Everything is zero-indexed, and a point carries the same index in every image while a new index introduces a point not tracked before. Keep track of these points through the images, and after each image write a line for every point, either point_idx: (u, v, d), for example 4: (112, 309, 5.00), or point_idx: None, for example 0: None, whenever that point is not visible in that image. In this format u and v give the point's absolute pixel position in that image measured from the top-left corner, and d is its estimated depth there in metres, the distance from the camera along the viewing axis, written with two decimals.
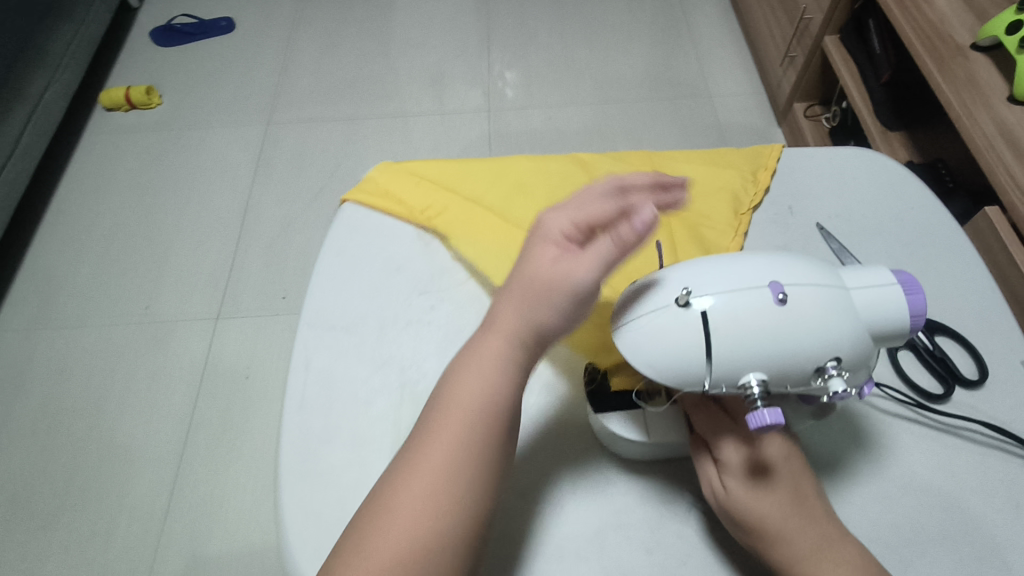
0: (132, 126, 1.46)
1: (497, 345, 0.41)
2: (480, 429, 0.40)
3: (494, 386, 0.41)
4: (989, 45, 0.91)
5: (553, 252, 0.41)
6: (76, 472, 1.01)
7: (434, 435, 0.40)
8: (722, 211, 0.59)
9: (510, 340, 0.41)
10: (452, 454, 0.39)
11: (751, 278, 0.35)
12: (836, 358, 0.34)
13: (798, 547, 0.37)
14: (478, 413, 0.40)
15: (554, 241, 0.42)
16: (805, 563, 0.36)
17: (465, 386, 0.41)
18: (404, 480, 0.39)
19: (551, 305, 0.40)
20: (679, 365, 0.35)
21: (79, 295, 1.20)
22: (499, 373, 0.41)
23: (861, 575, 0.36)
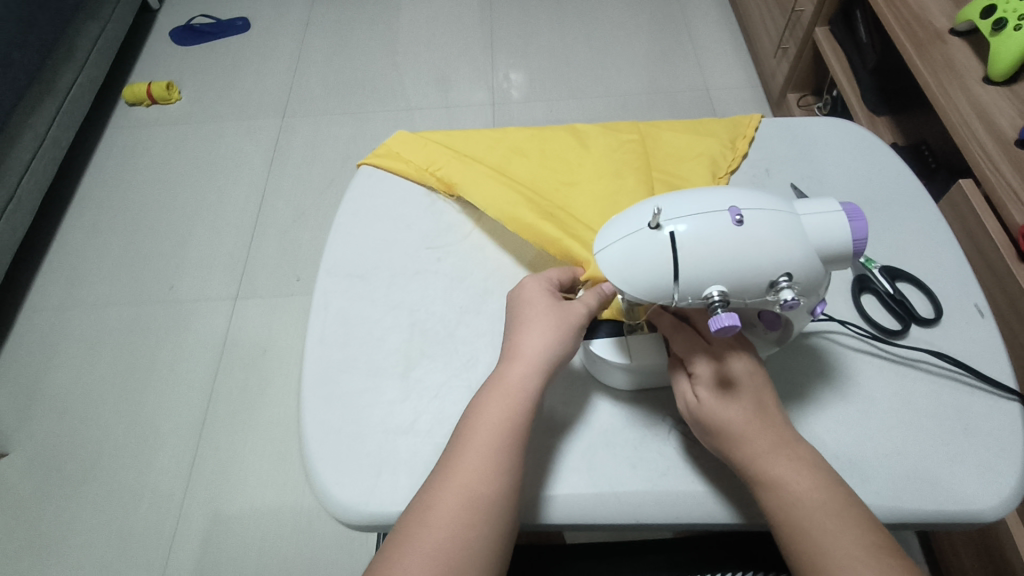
0: (153, 120, 1.53)
1: (523, 367, 0.46)
2: (512, 440, 0.44)
3: (524, 394, 0.45)
4: (966, 29, 0.96)
5: (545, 294, 0.50)
6: (104, 440, 1.07)
7: (479, 416, 0.45)
8: (701, 172, 0.65)
9: (528, 362, 0.46)
10: (496, 437, 0.43)
11: (714, 204, 0.40)
12: (787, 274, 0.40)
13: (758, 446, 0.42)
14: (506, 426, 0.44)
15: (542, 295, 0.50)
16: (763, 458, 0.42)
17: (506, 380, 0.46)
18: (457, 454, 0.44)
19: (565, 332, 0.47)
20: (652, 280, 0.41)
21: (105, 277, 1.27)
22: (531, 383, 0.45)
23: (812, 470, 0.42)
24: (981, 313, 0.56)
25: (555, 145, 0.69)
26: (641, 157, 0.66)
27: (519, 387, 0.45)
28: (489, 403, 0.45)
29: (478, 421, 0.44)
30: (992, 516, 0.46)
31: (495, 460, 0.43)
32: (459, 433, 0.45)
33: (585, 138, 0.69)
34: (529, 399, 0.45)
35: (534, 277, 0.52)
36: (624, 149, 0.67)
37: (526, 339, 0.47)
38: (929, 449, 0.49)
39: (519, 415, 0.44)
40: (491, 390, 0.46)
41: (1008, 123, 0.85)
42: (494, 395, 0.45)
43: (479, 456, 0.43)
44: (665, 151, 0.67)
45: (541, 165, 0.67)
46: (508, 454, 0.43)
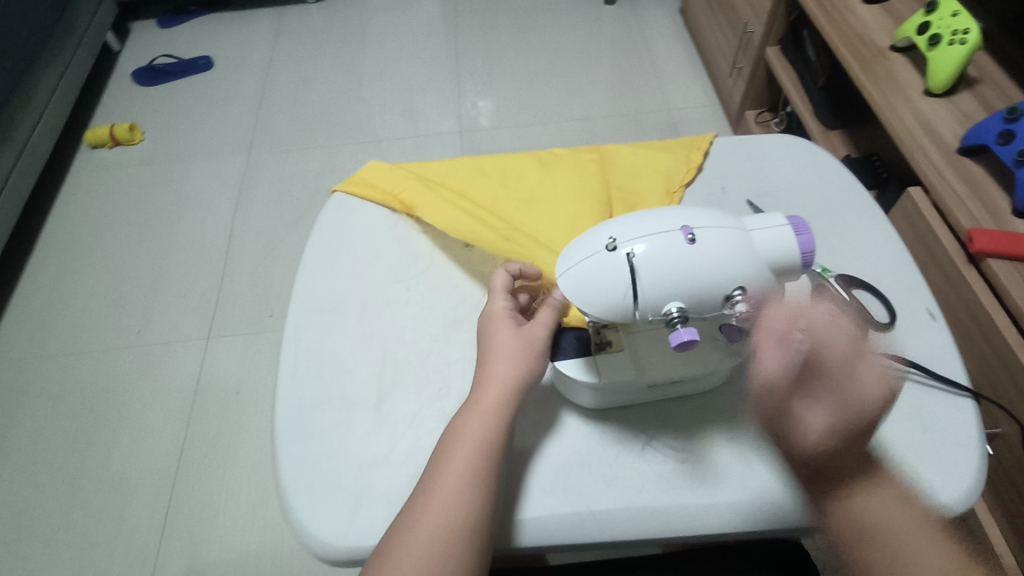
0: (117, 161, 1.52)
1: (494, 395, 0.46)
2: (489, 460, 0.44)
3: (497, 420, 0.45)
4: (905, 46, 1.01)
5: (509, 318, 0.50)
6: (74, 493, 1.04)
7: (457, 436, 0.45)
8: (657, 190, 0.67)
9: (499, 389, 0.47)
10: (473, 457, 0.44)
11: (666, 224, 0.42)
12: (740, 289, 0.41)
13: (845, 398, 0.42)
14: (484, 448, 0.44)
15: (506, 319, 0.50)
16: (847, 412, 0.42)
17: (482, 403, 0.46)
18: (436, 472, 0.44)
19: (528, 358, 0.48)
20: (611, 301, 0.41)
21: (72, 324, 1.24)
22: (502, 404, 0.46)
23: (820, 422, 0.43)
24: (933, 315, 0.58)
25: (518, 170, 0.71)
26: (600, 179, 0.69)
27: (493, 410, 0.46)
28: (464, 427, 0.45)
29: (454, 445, 0.45)
30: (954, 510, 0.48)
31: (473, 478, 0.43)
32: (433, 459, 0.45)
33: (547, 163, 0.72)
34: (504, 421, 0.46)
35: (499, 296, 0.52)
36: (584, 173, 0.70)
37: (494, 366, 0.48)
38: (890, 449, 0.50)
39: (495, 437, 0.45)
40: (466, 414, 0.46)
41: (950, 133, 0.89)
42: (469, 419, 0.45)
43: (456, 476, 0.43)
44: (622, 171, 0.70)
45: (506, 188, 0.69)
46: (486, 475, 0.44)
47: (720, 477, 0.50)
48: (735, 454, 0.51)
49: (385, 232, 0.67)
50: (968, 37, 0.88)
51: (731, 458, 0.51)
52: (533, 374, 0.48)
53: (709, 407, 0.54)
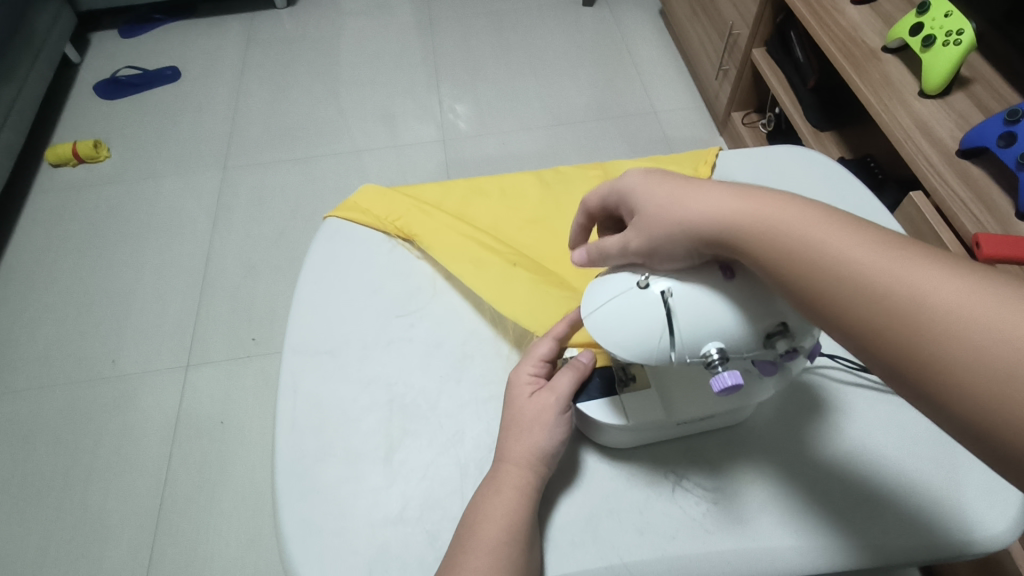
0: (82, 181, 1.44)
1: (516, 473, 0.44)
2: (516, 538, 0.42)
3: (521, 497, 0.43)
4: (898, 47, 1.00)
5: (528, 386, 0.47)
6: (48, 540, 0.97)
7: (482, 511, 0.43)
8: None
9: (521, 467, 0.44)
10: (500, 535, 0.41)
11: (699, 260, 0.40)
12: (783, 325, 0.39)
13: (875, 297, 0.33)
14: (510, 525, 0.42)
15: (527, 385, 0.48)
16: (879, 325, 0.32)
17: (505, 481, 0.44)
18: (463, 551, 0.41)
19: (547, 430, 0.45)
20: (645, 340, 0.39)
21: (39, 357, 1.17)
22: (525, 481, 0.44)
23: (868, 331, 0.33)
24: None
25: (522, 192, 0.67)
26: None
27: (516, 488, 0.43)
28: (488, 503, 0.43)
29: (479, 521, 0.42)
30: (997, 545, 0.46)
31: (500, 560, 0.40)
32: (456, 538, 0.42)
33: (553, 184, 0.68)
34: (528, 497, 0.44)
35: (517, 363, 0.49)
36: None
37: (515, 441, 0.45)
38: (930, 478, 0.48)
39: (520, 515, 0.43)
40: (489, 491, 0.44)
41: (948, 135, 0.88)
42: (493, 496, 0.43)
43: (483, 557, 0.40)
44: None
45: (511, 213, 0.65)
46: (514, 553, 0.41)
47: (758, 519, 0.47)
48: (770, 492, 0.48)
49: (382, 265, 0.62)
50: (963, 37, 0.87)
51: (767, 497, 0.48)
52: (554, 446, 0.45)
53: (739, 442, 0.51)
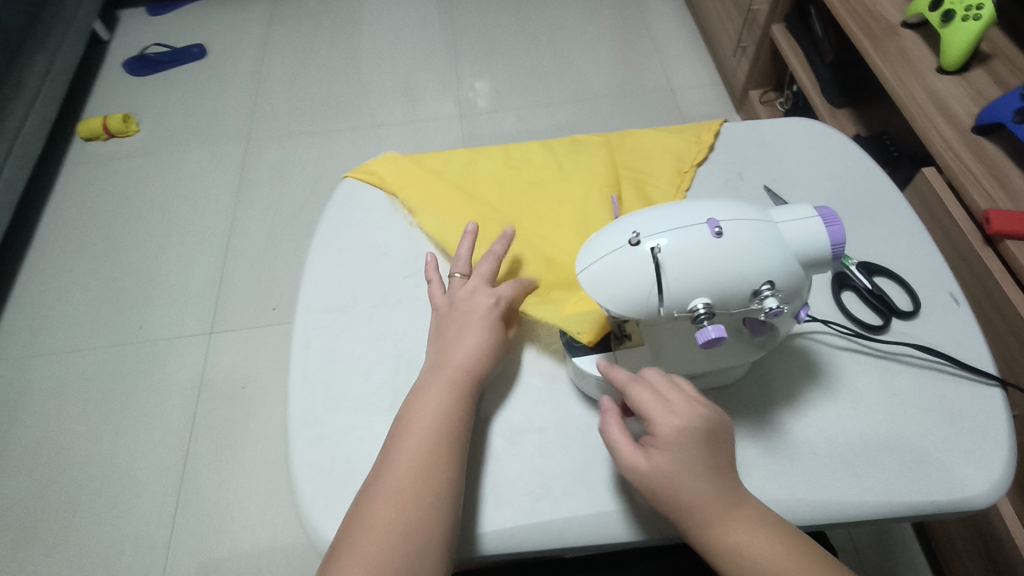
0: (111, 153, 1.49)
1: (454, 386, 0.48)
2: (443, 446, 0.45)
3: (454, 414, 0.46)
4: (917, 21, 0.98)
5: (483, 316, 0.51)
6: (82, 491, 1.03)
7: (415, 420, 0.46)
8: (670, 181, 0.65)
9: (463, 383, 0.48)
10: (430, 443, 0.45)
11: (691, 218, 0.40)
12: (769, 282, 0.40)
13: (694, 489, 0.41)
14: (441, 434, 0.45)
15: (483, 313, 0.51)
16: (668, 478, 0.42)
17: (441, 395, 0.47)
18: (394, 458, 0.44)
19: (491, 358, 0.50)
20: (633, 295, 0.40)
21: (72, 321, 1.23)
22: (462, 400, 0.47)
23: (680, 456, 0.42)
24: (957, 301, 0.57)
25: (528, 161, 0.68)
26: (610, 170, 0.66)
27: (451, 400, 0.47)
28: (419, 410, 0.46)
29: (413, 426, 0.45)
30: (985, 507, 0.47)
31: (434, 449, 0.44)
32: (391, 443, 0.45)
33: (557, 154, 0.69)
34: (463, 395, 0.47)
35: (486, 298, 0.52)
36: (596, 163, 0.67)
37: (461, 357, 0.49)
38: (917, 439, 0.50)
39: (456, 409, 0.46)
40: (423, 391, 0.47)
41: (964, 111, 0.87)
42: (426, 404, 0.47)
43: (415, 454, 0.44)
44: (632, 159, 0.68)
45: (517, 183, 0.66)
46: (443, 461, 0.44)
47: (748, 471, 0.49)
48: (760, 450, 0.50)
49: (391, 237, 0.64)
50: (982, 12, 0.85)
51: (758, 452, 0.50)
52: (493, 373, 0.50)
53: (732, 399, 0.52)
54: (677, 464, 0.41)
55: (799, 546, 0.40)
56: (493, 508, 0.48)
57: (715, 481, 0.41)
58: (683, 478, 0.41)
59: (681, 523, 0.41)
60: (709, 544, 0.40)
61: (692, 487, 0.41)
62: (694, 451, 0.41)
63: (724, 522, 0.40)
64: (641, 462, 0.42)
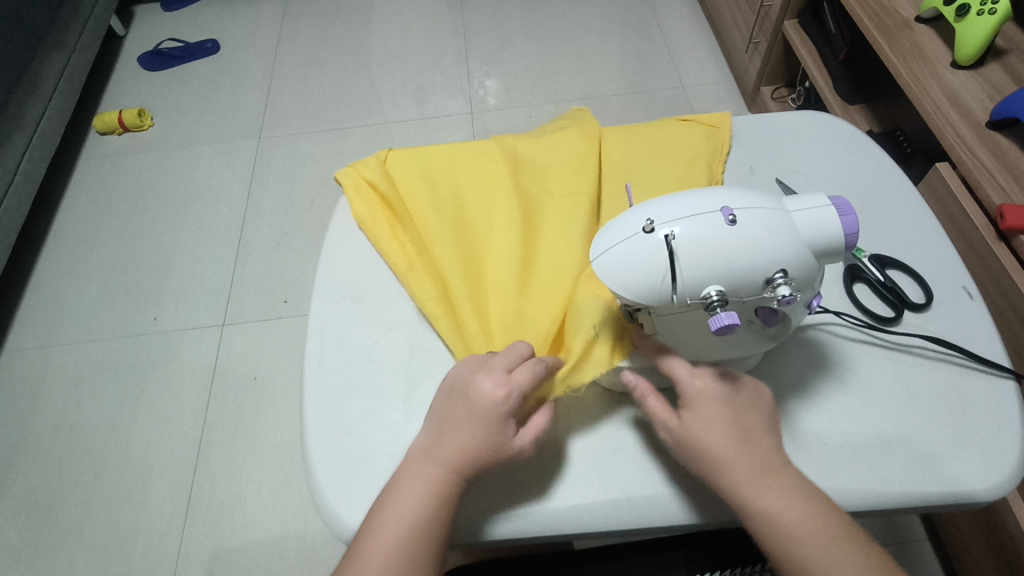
0: (126, 148, 1.51)
1: (436, 484, 0.45)
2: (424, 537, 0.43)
3: (432, 515, 0.44)
4: (932, 16, 0.98)
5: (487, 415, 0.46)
6: (97, 479, 1.05)
7: (397, 502, 0.44)
8: (679, 172, 0.65)
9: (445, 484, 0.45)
10: (410, 532, 0.43)
11: (705, 205, 0.41)
12: (782, 271, 0.40)
13: (741, 473, 0.43)
14: (419, 526, 0.44)
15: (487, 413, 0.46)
16: (749, 486, 0.42)
17: (413, 494, 0.44)
18: (370, 540, 0.44)
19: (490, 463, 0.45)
20: (646, 281, 0.40)
21: (88, 312, 1.24)
22: (441, 504, 0.44)
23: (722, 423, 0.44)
24: (970, 294, 0.57)
25: (532, 165, 0.67)
26: (618, 171, 0.66)
27: (428, 497, 0.44)
28: (398, 501, 0.44)
29: (392, 511, 0.44)
30: (999, 497, 0.47)
31: (407, 545, 0.43)
32: (368, 523, 0.45)
33: (562, 153, 0.68)
34: (443, 496, 0.45)
35: (493, 388, 0.46)
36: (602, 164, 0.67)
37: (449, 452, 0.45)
38: (930, 430, 0.50)
39: (433, 513, 0.44)
40: (407, 478, 0.45)
41: (979, 106, 0.87)
42: (403, 497, 0.44)
43: (393, 536, 0.43)
44: (640, 153, 0.67)
45: (527, 186, 0.65)
46: (419, 557, 0.43)
47: None
48: None
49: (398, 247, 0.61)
50: (997, 7, 0.85)
51: None
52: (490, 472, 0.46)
53: None
54: (700, 414, 0.44)
55: (824, 499, 0.43)
56: (507, 494, 0.49)
57: (738, 432, 0.44)
58: (708, 429, 0.44)
59: (709, 479, 0.44)
60: (736, 495, 0.42)
61: (716, 438, 0.44)
62: (716, 404, 0.45)
63: (750, 472, 0.42)
64: (669, 419, 0.46)
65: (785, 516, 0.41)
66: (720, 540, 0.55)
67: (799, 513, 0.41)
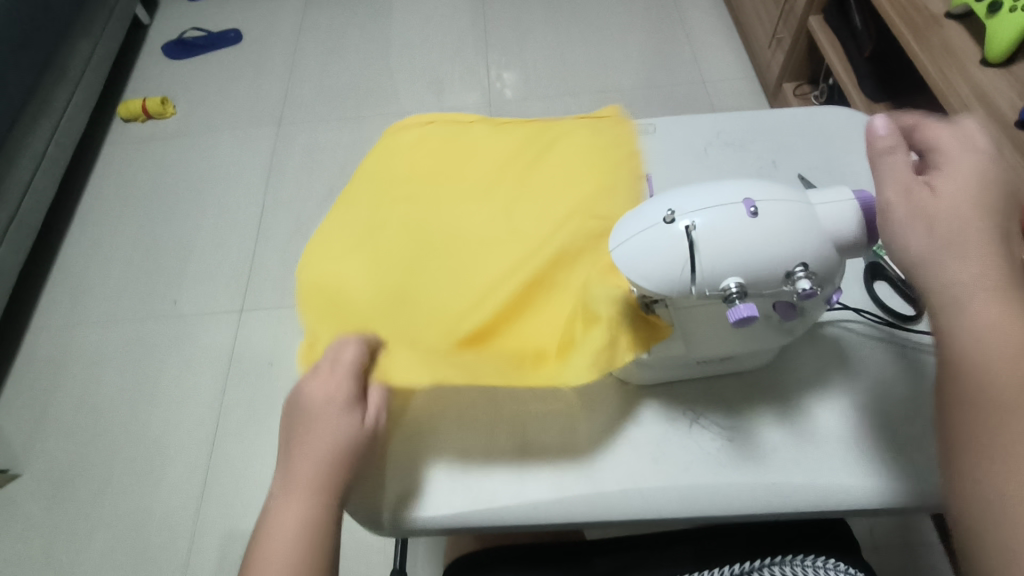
0: (149, 135, 1.53)
1: (302, 499, 0.44)
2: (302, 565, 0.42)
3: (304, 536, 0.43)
4: (963, 12, 0.96)
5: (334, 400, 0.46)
6: (116, 459, 1.07)
7: (273, 532, 0.43)
8: (598, 134, 0.65)
9: (311, 492, 0.44)
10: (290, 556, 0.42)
11: (726, 197, 0.41)
12: (803, 264, 0.40)
13: None
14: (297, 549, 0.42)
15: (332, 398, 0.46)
16: None
17: (287, 513, 0.43)
18: None
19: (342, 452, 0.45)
20: (666, 272, 0.40)
21: (109, 295, 1.27)
22: (315, 509, 0.43)
23: None
24: None
25: (482, 180, 0.62)
26: (580, 147, 0.64)
27: (299, 520, 0.43)
28: (274, 532, 0.43)
29: (271, 543, 0.43)
30: None
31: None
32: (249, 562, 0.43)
33: (503, 160, 0.63)
34: (316, 517, 0.43)
35: (313, 382, 0.47)
36: (559, 149, 0.64)
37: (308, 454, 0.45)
38: None
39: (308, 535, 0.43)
40: (277, 508, 0.44)
41: (1008, 104, 0.85)
42: (276, 528, 0.43)
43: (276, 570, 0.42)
44: (564, 133, 0.65)
45: (498, 206, 0.60)
46: None
47: (769, 456, 0.49)
48: (784, 434, 0.50)
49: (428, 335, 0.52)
50: None
51: (781, 436, 0.50)
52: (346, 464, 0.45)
53: (758, 384, 0.53)
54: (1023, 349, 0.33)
55: None
56: (517, 483, 0.49)
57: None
58: (994, 324, 0.34)
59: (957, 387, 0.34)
60: (987, 416, 0.33)
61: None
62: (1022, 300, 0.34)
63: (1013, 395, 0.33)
64: (941, 292, 0.36)
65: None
66: (730, 534, 0.54)
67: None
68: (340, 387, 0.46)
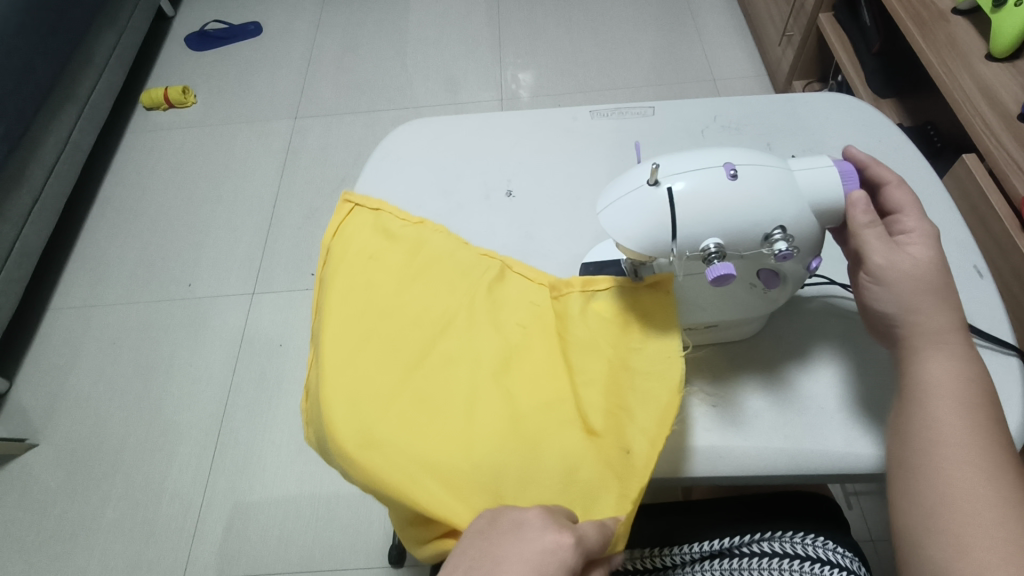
0: (169, 123, 1.58)
1: None
2: None
3: None
4: (968, 8, 0.96)
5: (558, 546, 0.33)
6: (129, 434, 1.11)
7: None
8: (379, 224, 0.62)
9: None
10: None
11: (709, 161, 0.42)
12: (780, 227, 0.42)
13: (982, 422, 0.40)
14: None
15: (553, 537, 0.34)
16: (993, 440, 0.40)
17: None
18: None
19: None
20: (649, 232, 0.42)
21: (127, 276, 1.31)
22: None
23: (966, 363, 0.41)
24: (980, 274, 0.57)
25: (359, 357, 0.52)
26: (377, 249, 0.60)
27: None
28: None
29: None
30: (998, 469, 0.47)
31: None
32: None
33: (342, 328, 0.54)
34: None
35: (537, 515, 0.35)
36: (375, 264, 0.58)
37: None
38: None
39: None
40: None
41: (1010, 98, 0.85)
42: None
43: None
44: (366, 246, 0.60)
45: (409, 337, 0.53)
46: None
47: (754, 421, 0.51)
48: (768, 402, 0.51)
49: (574, 456, 0.46)
50: None
51: (765, 403, 0.51)
52: None
53: (743, 354, 0.54)
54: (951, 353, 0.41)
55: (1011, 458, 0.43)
56: None
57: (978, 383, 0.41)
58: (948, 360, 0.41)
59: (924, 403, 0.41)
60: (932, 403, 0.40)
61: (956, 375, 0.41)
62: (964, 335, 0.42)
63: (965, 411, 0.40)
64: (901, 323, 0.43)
65: (974, 449, 0.39)
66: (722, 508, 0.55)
67: (996, 478, 0.38)
68: (570, 539, 0.34)
